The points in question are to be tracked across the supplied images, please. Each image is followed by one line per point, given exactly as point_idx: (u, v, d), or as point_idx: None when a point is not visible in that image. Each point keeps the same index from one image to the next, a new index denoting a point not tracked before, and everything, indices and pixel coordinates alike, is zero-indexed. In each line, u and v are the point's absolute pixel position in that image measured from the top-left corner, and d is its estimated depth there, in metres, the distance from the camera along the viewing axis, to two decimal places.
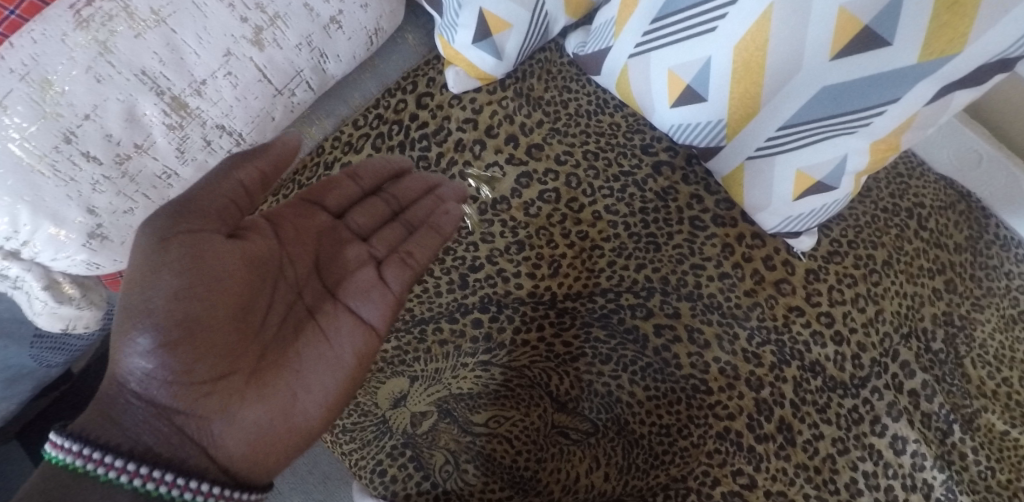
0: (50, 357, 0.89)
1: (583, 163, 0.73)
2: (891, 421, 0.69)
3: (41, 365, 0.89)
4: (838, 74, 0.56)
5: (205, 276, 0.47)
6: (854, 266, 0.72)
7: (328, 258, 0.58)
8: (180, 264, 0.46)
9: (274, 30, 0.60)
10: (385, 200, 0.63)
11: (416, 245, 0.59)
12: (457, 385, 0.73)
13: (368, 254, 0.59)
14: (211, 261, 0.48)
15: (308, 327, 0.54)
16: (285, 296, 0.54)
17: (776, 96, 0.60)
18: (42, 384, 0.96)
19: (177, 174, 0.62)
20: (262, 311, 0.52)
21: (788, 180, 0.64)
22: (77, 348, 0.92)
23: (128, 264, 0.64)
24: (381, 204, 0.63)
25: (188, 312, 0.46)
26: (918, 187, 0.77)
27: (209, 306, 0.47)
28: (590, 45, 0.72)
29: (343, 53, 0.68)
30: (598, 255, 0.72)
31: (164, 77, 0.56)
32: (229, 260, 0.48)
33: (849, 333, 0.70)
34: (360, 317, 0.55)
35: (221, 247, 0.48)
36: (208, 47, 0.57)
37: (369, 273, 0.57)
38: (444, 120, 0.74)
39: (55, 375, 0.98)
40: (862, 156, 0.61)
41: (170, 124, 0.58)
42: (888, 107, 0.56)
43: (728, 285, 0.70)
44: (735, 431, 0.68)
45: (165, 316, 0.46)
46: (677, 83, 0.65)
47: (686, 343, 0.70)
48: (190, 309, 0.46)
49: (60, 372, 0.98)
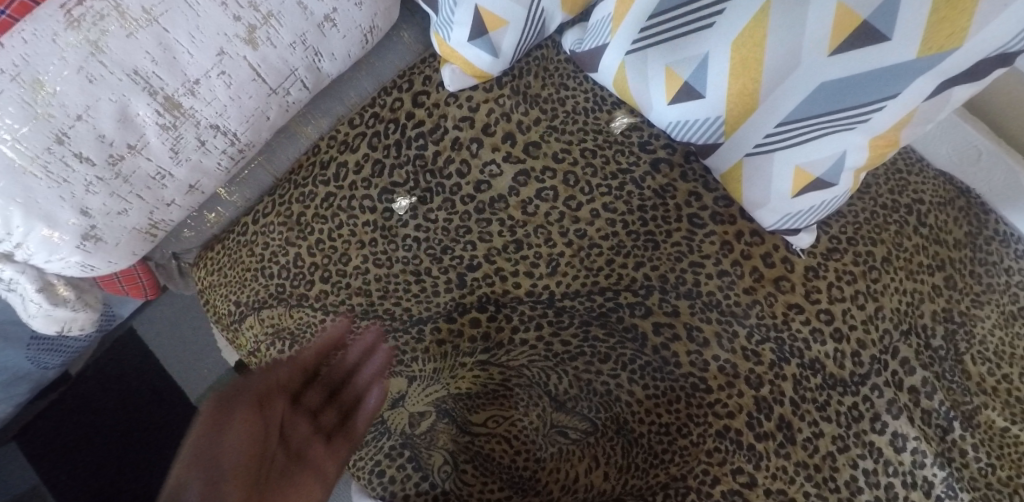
0: (48, 359, 0.89)
1: (580, 161, 0.73)
2: (891, 418, 0.69)
3: (39, 367, 0.89)
4: (836, 69, 0.55)
5: (218, 449, 0.55)
6: (853, 263, 0.72)
7: (289, 428, 0.63)
8: (207, 443, 0.55)
9: (267, 29, 0.59)
10: (324, 386, 0.67)
11: (371, 393, 0.68)
12: (454, 385, 0.72)
13: (314, 428, 0.65)
14: (226, 437, 0.56)
15: (287, 477, 0.60)
16: (270, 458, 0.60)
17: (774, 92, 0.59)
18: (39, 386, 0.95)
19: (171, 174, 0.62)
20: (264, 469, 0.58)
21: (787, 177, 0.64)
22: (75, 349, 0.93)
23: (123, 264, 0.65)
24: (319, 391, 0.67)
25: (212, 467, 0.53)
26: (917, 183, 0.77)
27: (228, 462, 0.54)
28: (587, 42, 0.72)
29: (338, 51, 0.67)
30: (596, 253, 0.71)
31: (157, 76, 0.56)
32: (240, 429, 0.57)
33: (849, 331, 0.70)
34: (325, 467, 0.62)
35: (236, 422, 0.57)
36: (202, 46, 0.56)
37: (325, 442, 0.64)
38: (440, 119, 0.74)
39: (52, 376, 0.98)
40: (861, 152, 0.60)
41: (163, 124, 0.58)
42: (887, 103, 0.56)
43: (727, 282, 0.70)
44: (734, 429, 0.68)
45: (200, 476, 0.52)
46: (675, 79, 0.64)
47: (685, 341, 0.69)
48: (216, 480, 0.53)
49: (57, 373, 0.98)
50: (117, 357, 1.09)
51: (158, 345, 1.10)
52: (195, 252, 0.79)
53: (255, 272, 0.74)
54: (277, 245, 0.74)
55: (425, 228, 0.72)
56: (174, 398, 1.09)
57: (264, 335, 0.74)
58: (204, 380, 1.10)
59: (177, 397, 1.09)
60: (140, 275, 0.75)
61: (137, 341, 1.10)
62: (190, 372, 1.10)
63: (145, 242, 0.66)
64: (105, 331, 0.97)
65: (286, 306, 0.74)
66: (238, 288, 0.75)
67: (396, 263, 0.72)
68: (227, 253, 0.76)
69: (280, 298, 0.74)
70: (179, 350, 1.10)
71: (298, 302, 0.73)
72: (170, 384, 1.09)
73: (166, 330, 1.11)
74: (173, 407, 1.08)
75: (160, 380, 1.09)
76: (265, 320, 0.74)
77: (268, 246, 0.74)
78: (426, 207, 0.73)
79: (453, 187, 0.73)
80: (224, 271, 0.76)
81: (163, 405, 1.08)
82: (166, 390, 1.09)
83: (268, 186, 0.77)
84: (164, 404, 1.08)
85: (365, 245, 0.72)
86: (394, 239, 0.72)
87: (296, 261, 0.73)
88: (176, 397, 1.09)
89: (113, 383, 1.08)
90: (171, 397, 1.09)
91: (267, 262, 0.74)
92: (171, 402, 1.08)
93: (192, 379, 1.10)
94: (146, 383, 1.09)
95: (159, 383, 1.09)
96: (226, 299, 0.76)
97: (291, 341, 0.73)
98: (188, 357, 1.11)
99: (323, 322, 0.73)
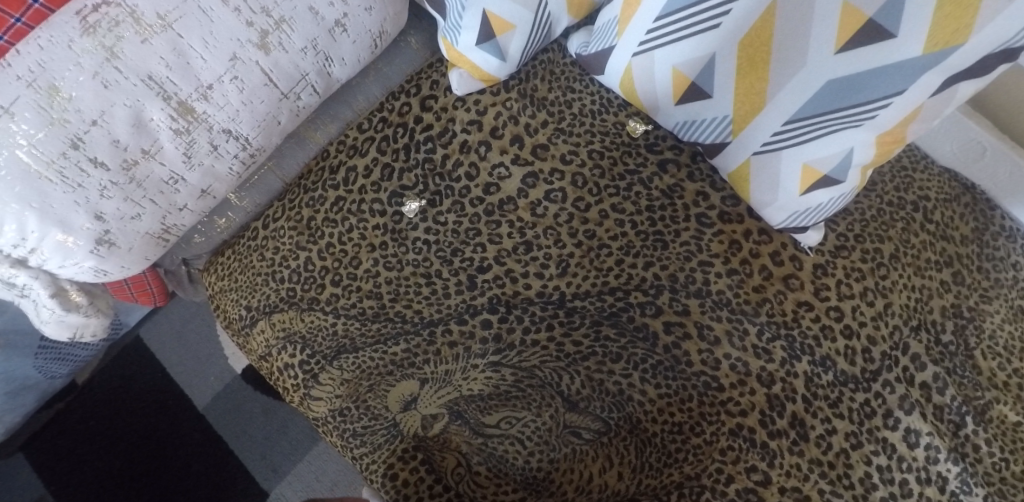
0: (56, 368, 0.91)
1: (589, 162, 0.73)
2: (904, 414, 0.68)
3: (47, 377, 0.91)
4: (842, 67, 0.56)
5: None
6: (861, 260, 0.72)
7: None
8: None
9: (280, 34, 0.60)
10: None
11: None
12: (466, 387, 0.71)
13: None
14: None
15: None
16: None
17: (781, 91, 0.60)
18: (46, 394, 0.96)
19: (184, 179, 0.62)
20: None
21: (795, 175, 0.64)
22: (80, 358, 0.94)
23: (135, 269, 0.66)
24: None
25: None
26: (922, 180, 0.78)
27: None
28: (593, 45, 0.72)
29: (348, 56, 0.68)
30: (606, 254, 0.72)
31: (171, 82, 0.56)
32: None
33: (859, 327, 0.70)
34: None
35: None
36: (215, 51, 0.57)
37: None
38: (448, 122, 0.74)
39: (59, 385, 0.98)
40: (868, 149, 0.61)
41: (176, 129, 0.59)
42: (893, 99, 0.56)
43: (737, 281, 0.70)
44: (748, 427, 0.67)
45: None
46: (683, 80, 0.65)
47: (696, 340, 0.70)
48: None
49: (64, 382, 0.98)
50: (126, 366, 1.10)
51: (165, 353, 1.11)
52: (205, 258, 0.80)
53: (266, 276, 0.75)
54: (288, 249, 0.74)
55: (434, 230, 0.73)
56: (180, 406, 1.08)
57: (275, 339, 0.74)
58: (211, 388, 1.10)
59: (184, 405, 1.09)
60: (150, 281, 0.76)
61: (144, 350, 1.11)
62: (197, 380, 1.10)
63: (157, 248, 0.66)
64: (112, 338, 0.99)
65: (297, 310, 0.74)
66: (249, 293, 0.75)
67: (407, 265, 0.73)
68: (237, 258, 0.77)
69: (291, 302, 0.74)
70: (187, 359, 1.11)
71: (309, 306, 0.73)
72: (176, 392, 1.09)
73: (174, 338, 1.12)
74: (180, 415, 1.08)
75: (167, 389, 1.09)
76: (276, 324, 0.74)
77: (279, 250, 0.74)
78: (435, 210, 0.73)
79: (462, 190, 0.73)
80: (235, 276, 0.76)
81: (169, 414, 1.08)
82: (172, 398, 1.09)
83: (278, 191, 0.77)
84: (170, 413, 1.08)
85: (375, 249, 0.73)
86: (404, 242, 0.73)
87: (307, 264, 0.73)
88: (182, 406, 1.08)
89: (120, 392, 1.08)
90: (177, 406, 1.08)
91: (277, 267, 0.74)
92: (178, 411, 1.08)
93: (198, 387, 1.10)
94: (152, 392, 1.09)
95: (166, 391, 1.09)
96: (237, 304, 0.76)
97: (303, 344, 0.73)
98: (195, 364, 1.11)
99: (334, 325, 0.73)
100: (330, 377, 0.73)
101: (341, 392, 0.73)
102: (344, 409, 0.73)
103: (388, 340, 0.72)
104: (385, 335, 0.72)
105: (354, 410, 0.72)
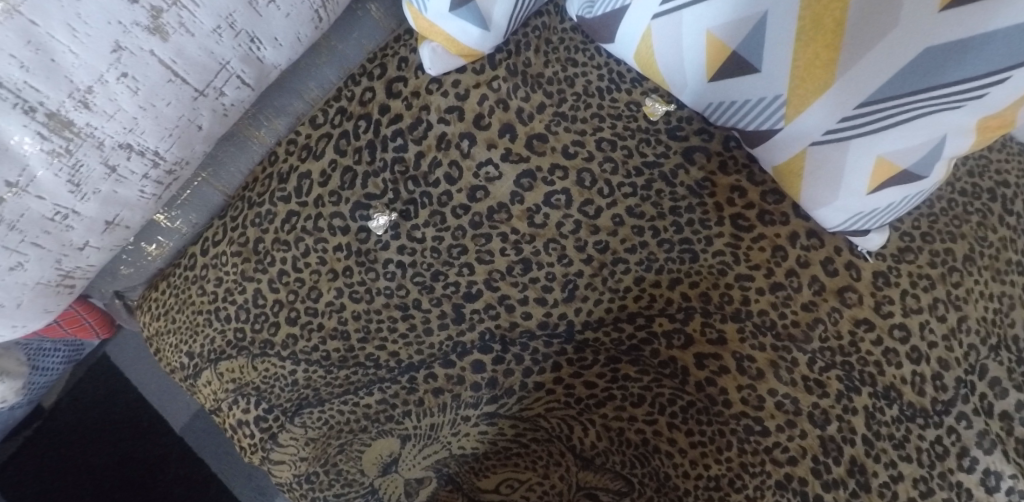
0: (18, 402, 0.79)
1: (598, 154, 0.58)
2: (983, 453, 0.56)
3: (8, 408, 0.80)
4: (949, 30, 0.41)
5: None
6: (930, 264, 0.58)
7: None
8: None
9: (179, 11, 0.44)
10: None
11: None
12: (460, 445, 0.66)
13: None
14: None
15: None
16: None
17: (859, 64, 0.45)
18: (6, 424, 0.86)
19: (76, 212, 0.49)
20: None
21: (865, 170, 0.50)
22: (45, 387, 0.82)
23: (32, 324, 0.54)
24: None
25: None
26: (1000, 162, 0.64)
27: None
28: (600, 5, 0.56)
29: (281, 35, 0.52)
30: (622, 271, 0.58)
31: (31, 88, 0.41)
32: None
33: (929, 349, 0.56)
34: None
35: None
36: (89, 42, 0.42)
37: None
38: (422, 110, 0.59)
39: (19, 414, 0.87)
40: (964, 135, 0.47)
41: (52, 150, 0.44)
42: (1014, 72, 0.42)
43: (783, 298, 0.57)
44: (798, 478, 0.58)
45: None
46: (718, 51, 0.50)
47: (735, 374, 0.58)
48: None
49: (24, 410, 0.87)
50: (91, 388, 0.98)
51: (133, 372, 0.99)
52: (140, 290, 0.68)
53: (208, 315, 0.63)
54: (232, 281, 0.62)
55: (410, 250, 0.59)
56: (154, 429, 0.97)
57: (225, 392, 0.64)
58: (186, 407, 0.98)
59: (159, 428, 0.97)
60: (83, 315, 0.68)
61: (111, 370, 0.99)
62: (171, 399, 0.98)
63: (60, 296, 0.54)
64: (76, 360, 0.87)
65: (248, 357, 0.63)
66: (190, 337, 0.64)
67: (378, 296, 0.60)
68: (174, 293, 0.64)
69: (241, 347, 0.63)
70: (156, 377, 0.98)
71: (262, 351, 0.62)
72: (150, 414, 0.97)
73: (141, 355, 0.98)
74: (156, 439, 0.97)
75: (138, 411, 0.97)
76: (224, 374, 0.63)
77: (221, 282, 0.62)
78: (410, 224, 0.59)
79: (442, 196, 0.58)
80: (173, 316, 0.65)
81: (145, 438, 0.97)
82: (145, 421, 0.97)
83: (218, 206, 0.64)
84: (145, 437, 0.97)
85: (338, 276, 0.60)
86: (374, 266, 0.60)
87: (256, 299, 0.61)
88: (158, 427, 0.97)
89: (88, 416, 0.97)
90: (152, 429, 0.97)
91: (223, 303, 0.62)
92: (154, 434, 0.97)
93: (173, 408, 0.97)
94: (125, 415, 0.97)
95: (139, 413, 0.97)
96: (177, 350, 0.65)
97: (258, 397, 0.63)
98: (167, 382, 0.98)
99: (294, 373, 0.62)
100: (292, 438, 0.63)
101: (306, 454, 0.64)
102: (310, 474, 0.65)
103: (360, 390, 0.62)
104: (357, 383, 0.62)
105: (324, 476, 0.65)
